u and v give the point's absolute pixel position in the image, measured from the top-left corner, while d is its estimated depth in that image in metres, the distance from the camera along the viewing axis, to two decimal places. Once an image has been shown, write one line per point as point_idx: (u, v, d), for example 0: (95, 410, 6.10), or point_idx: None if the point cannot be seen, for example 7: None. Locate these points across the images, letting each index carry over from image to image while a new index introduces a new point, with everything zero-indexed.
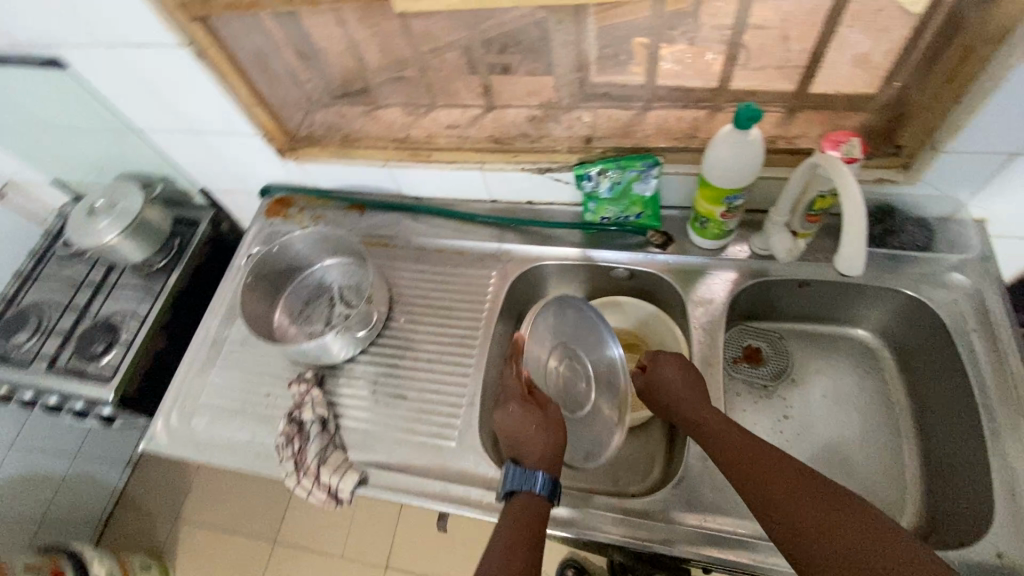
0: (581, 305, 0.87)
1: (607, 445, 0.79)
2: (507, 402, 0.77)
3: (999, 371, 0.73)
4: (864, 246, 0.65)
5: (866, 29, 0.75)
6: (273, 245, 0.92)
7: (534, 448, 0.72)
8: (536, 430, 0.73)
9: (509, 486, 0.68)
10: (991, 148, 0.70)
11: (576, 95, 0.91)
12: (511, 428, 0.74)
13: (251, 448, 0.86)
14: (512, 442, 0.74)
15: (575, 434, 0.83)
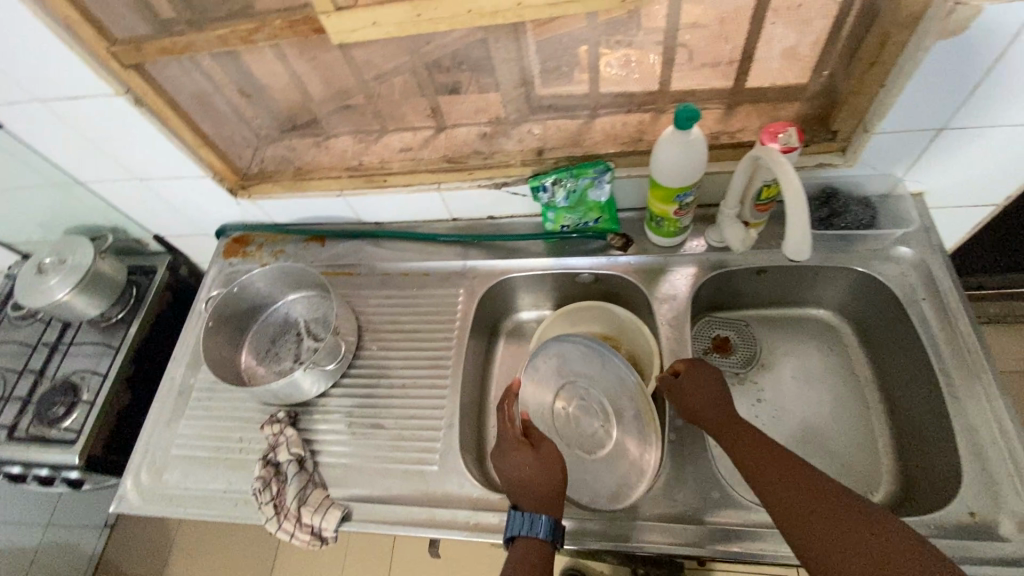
0: (583, 340, 0.90)
1: (641, 476, 0.77)
2: (504, 447, 0.76)
3: (952, 336, 0.76)
4: (807, 229, 0.66)
5: (787, 24, 0.80)
6: (232, 287, 0.90)
7: (531, 490, 0.70)
8: (532, 472, 0.71)
9: (510, 532, 0.67)
10: (918, 126, 0.74)
11: (524, 109, 0.93)
12: (509, 473, 0.73)
13: (228, 497, 0.83)
14: (510, 484, 0.73)
15: (600, 475, 0.80)
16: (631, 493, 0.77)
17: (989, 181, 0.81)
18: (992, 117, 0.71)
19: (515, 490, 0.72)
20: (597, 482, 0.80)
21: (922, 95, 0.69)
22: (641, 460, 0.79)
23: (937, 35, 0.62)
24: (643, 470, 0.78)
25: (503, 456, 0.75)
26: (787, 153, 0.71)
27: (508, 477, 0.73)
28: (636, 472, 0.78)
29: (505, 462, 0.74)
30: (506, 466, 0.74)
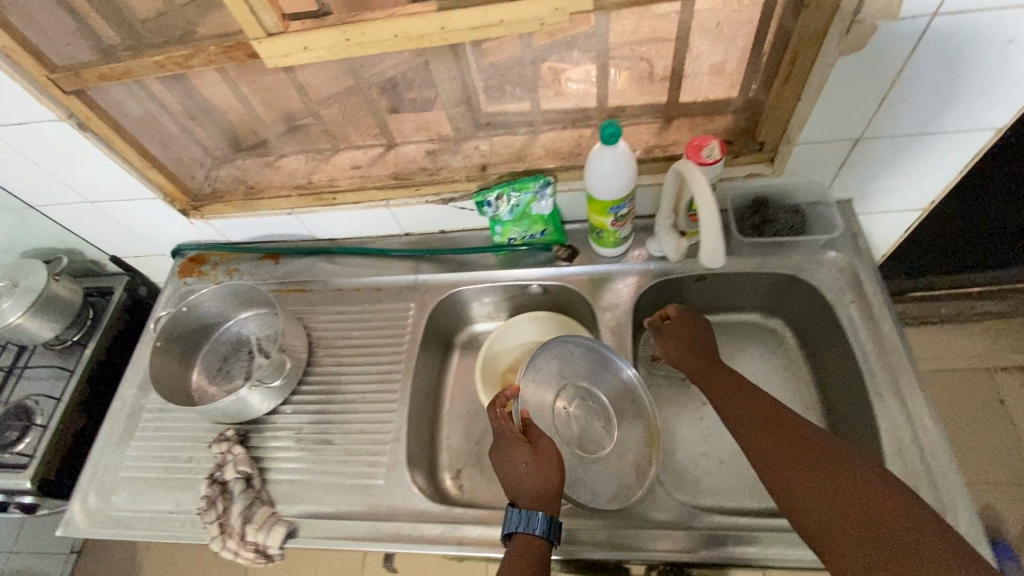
0: (584, 341, 0.87)
1: (643, 478, 0.80)
2: (501, 445, 0.74)
3: (876, 336, 0.79)
4: (721, 239, 0.72)
5: (715, 39, 0.81)
6: (181, 306, 0.90)
7: (529, 488, 0.69)
8: (533, 471, 0.70)
9: (508, 528, 0.66)
10: (836, 136, 0.77)
11: (469, 126, 0.95)
12: (507, 471, 0.72)
13: (175, 517, 0.83)
14: (507, 482, 0.72)
15: (600, 475, 0.79)
16: (632, 495, 0.78)
17: (910, 185, 0.85)
18: (905, 123, 0.74)
19: (513, 488, 0.71)
20: (594, 482, 0.79)
21: (836, 105, 0.72)
22: (642, 461, 0.81)
23: (840, 51, 0.65)
24: (643, 469, 0.81)
25: (501, 454, 0.74)
26: (709, 165, 0.75)
27: (505, 474, 0.72)
28: (636, 473, 0.80)
29: (505, 460, 0.73)
30: (505, 463, 0.73)
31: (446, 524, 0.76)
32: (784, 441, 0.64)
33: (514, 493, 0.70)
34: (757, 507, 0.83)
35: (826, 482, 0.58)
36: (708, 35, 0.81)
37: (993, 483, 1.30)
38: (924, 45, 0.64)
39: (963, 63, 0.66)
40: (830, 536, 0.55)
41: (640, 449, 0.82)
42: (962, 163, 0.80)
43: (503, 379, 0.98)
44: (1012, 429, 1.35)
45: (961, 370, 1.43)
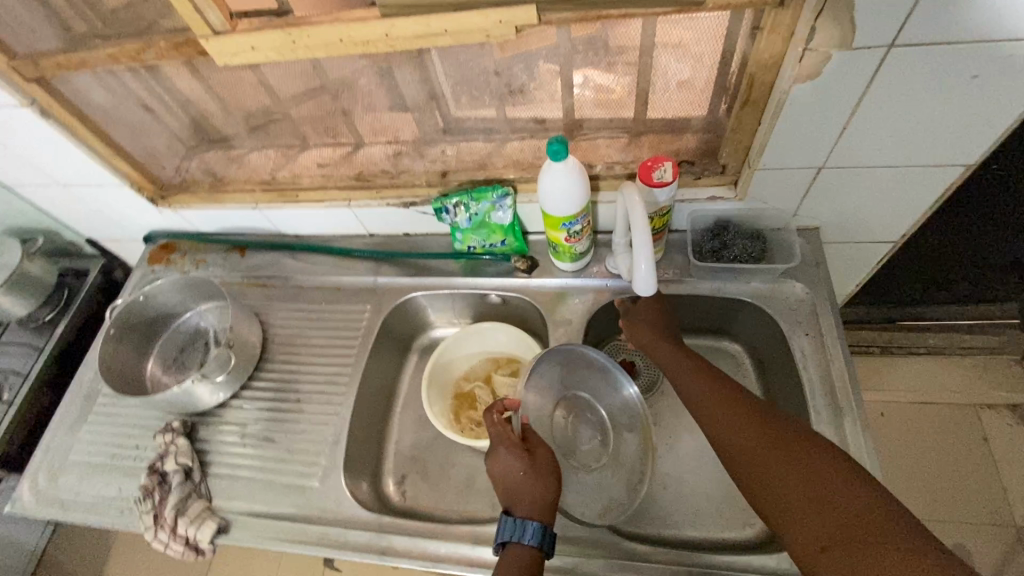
0: (589, 352, 0.84)
1: (635, 494, 0.80)
2: (496, 449, 0.72)
3: (825, 371, 0.78)
4: (651, 264, 0.67)
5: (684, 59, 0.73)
6: (137, 295, 0.91)
7: (526, 495, 0.68)
8: (529, 478, 0.69)
9: (500, 536, 0.65)
10: (796, 164, 0.75)
11: (436, 130, 0.90)
12: (501, 478, 0.70)
13: (116, 504, 0.84)
14: (500, 487, 0.70)
15: (594, 486, 0.79)
16: (620, 510, 0.79)
17: (878, 214, 0.82)
18: (870, 154, 0.71)
19: (506, 494, 0.69)
20: (588, 493, 0.79)
21: (794, 134, 0.70)
22: (636, 476, 0.81)
23: (794, 78, 0.63)
24: (636, 484, 0.81)
25: (496, 459, 0.71)
26: (660, 187, 0.75)
27: (497, 479, 0.71)
28: (628, 489, 0.80)
29: (499, 466, 0.71)
30: (498, 470, 0.71)
31: (373, 532, 0.76)
32: (759, 436, 0.64)
33: (507, 499, 0.68)
34: (694, 536, 0.81)
35: (800, 478, 0.58)
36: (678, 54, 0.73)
37: (968, 525, 1.23)
38: (882, 76, 0.61)
39: (927, 95, 0.63)
40: (799, 531, 0.56)
41: (632, 465, 0.82)
42: (931, 194, 0.77)
43: (455, 388, 0.98)
44: (993, 470, 1.28)
45: (944, 405, 1.36)
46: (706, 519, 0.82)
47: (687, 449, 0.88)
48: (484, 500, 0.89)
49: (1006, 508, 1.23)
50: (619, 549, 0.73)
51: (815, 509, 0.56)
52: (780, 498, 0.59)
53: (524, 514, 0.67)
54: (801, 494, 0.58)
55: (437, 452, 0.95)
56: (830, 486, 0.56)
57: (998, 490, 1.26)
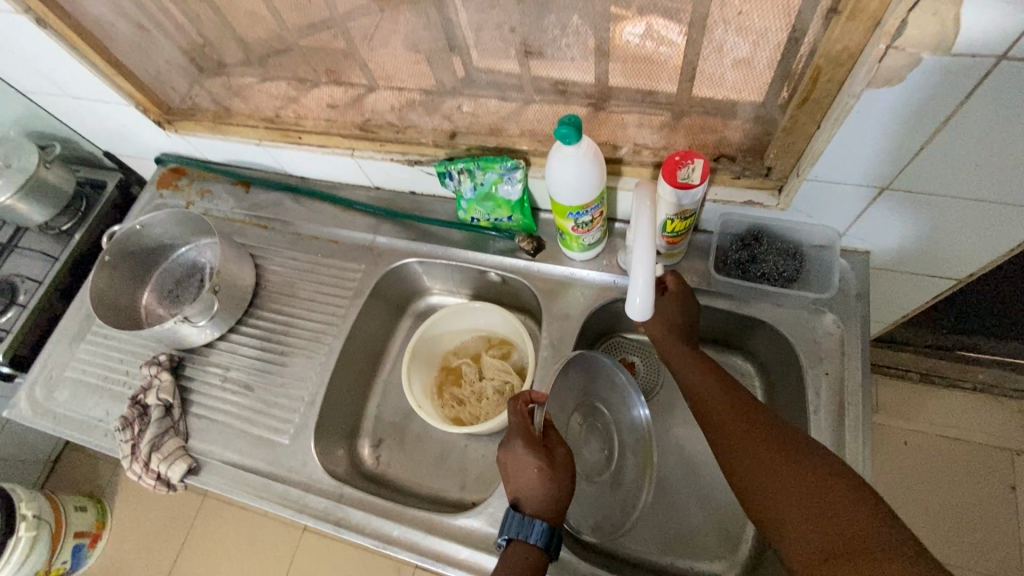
0: (613, 364, 0.79)
1: (626, 517, 0.75)
2: (513, 442, 0.67)
3: (838, 417, 0.69)
4: (646, 278, 0.62)
5: (742, 32, 0.59)
6: (133, 225, 0.90)
7: (537, 495, 0.63)
8: (544, 481, 0.64)
9: (506, 532, 0.62)
10: (855, 179, 0.64)
11: (455, 80, 0.79)
12: (513, 473, 0.66)
13: (101, 427, 0.87)
14: (510, 481, 0.66)
15: (593, 501, 0.75)
16: (610, 531, 0.74)
17: (943, 247, 0.70)
18: (948, 180, 0.59)
19: (516, 490, 0.65)
20: (587, 506, 0.74)
21: (856, 146, 0.59)
22: (631, 500, 0.77)
23: (866, 82, 0.51)
24: (629, 507, 0.76)
25: (510, 453, 0.66)
26: (684, 189, 0.65)
27: (507, 472, 0.66)
28: (621, 511, 0.76)
29: (513, 462, 0.65)
30: (510, 464, 0.66)
31: (331, 501, 0.76)
32: (755, 441, 0.58)
33: (515, 495, 0.65)
34: (662, 561, 0.77)
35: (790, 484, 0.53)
36: (735, 27, 0.59)
37: None
38: (982, 91, 0.49)
39: None
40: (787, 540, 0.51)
41: (631, 486, 0.77)
42: (1017, 237, 0.64)
43: (443, 360, 0.95)
44: (1017, 524, 1.11)
45: (974, 444, 1.18)
46: (672, 544, 0.77)
47: (673, 467, 0.82)
48: (453, 480, 0.86)
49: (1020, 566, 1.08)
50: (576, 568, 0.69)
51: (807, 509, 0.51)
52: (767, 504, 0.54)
53: (534, 512, 0.63)
54: (793, 494, 0.52)
55: (416, 423, 0.92)
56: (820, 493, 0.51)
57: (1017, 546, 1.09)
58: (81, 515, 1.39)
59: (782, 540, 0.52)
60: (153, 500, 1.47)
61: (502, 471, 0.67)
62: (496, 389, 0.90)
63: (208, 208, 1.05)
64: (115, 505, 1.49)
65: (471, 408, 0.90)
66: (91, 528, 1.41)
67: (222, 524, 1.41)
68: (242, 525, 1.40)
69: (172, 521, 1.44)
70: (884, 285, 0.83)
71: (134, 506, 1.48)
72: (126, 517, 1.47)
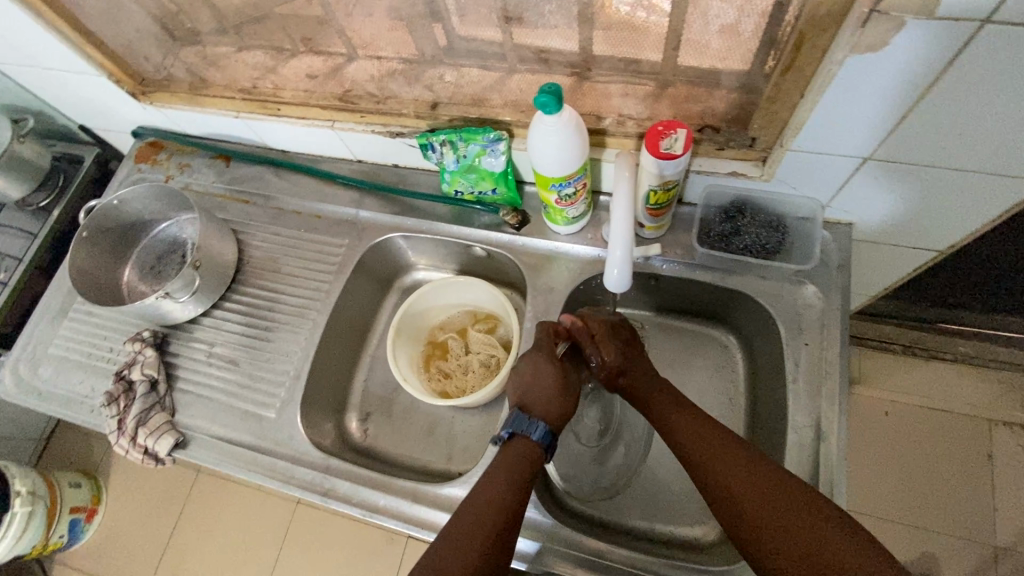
0: None
1: (598, 500, 0.80)
2: (535, 354, 0.72)
3: (815, 387, 0.70)
4: (624, 254, 0.63)
5: None
6: (111, 200, 0.88)
7: (546, 401, 0.68)
8: (555, 392, 0.69)
9: (511, 427, 0.65)
10: (838, 148, 0.63)
11: (437, 48, 0.78)
12: (525, 380, 0.70)
13: (87, 403, 0.88)
14: (520, 387, 0.70)
15: (575, 463, 0.82)
16: (579, 504, 0.79)
17: (925, 217, 0.70)
18: (931, 150, 0.59)
19: (525, 396, 0.69)
20: (570, 463, 0.82)
21: (839, 115, 0.58)
22: (608, 487, 0.80)
23: (850, 47, 0.50)
24: (605, 493, 0.80)
25: (530, 363, 0.71)
26: (667, 159, 0.64)
27: (518, 380, 0.71)
28: (597, 491, 0.80)
29: (531, 369, 0.70)
30: (527, 371, 0.71)
31: (319, 473, 0.77)
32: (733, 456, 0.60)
33: (522, 400, 0.68)
34: (643, 527, 0.77)
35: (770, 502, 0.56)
36: None
37: (941, 537, 1.13)
38: (965, 58, 0.48)
39: (1019, 93, 0.50)
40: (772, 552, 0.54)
41: (615, 473, 0.81)
42: (996, 206, 0.64)
43: (429, 335, 0.96)
44: (987, 489, 1.15)
45: (951, 413, 1.20)
46: (654, 511, 0.78)
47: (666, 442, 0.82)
48: (439, 452, 0.87)
49: (988, 528, 1.12)
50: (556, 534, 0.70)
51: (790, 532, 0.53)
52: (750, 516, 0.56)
53: (540, 416, 0.67)
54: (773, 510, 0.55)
55: (403, 397, 0.92)
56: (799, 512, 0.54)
57: (986, 510, 1.13)
58: (76, 492, 1.40)
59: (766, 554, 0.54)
60: (148, 479, 1.48)
61: (514, 378, 0.72)
62: (481, 362, 0.91)
63: (188, 182, 1.03)
64: (110, 483, 1.49)
65: (457, 381, 0.90)
66: (87, 503, 1.42)
67: (216, 498, 1.43)
68: (235, 498, 1.42)
69: (167, 498, 1.45)
70: (868, 257, 0.83)
71: (128, 484, 1.48)
72: (121, 494, 1.48)
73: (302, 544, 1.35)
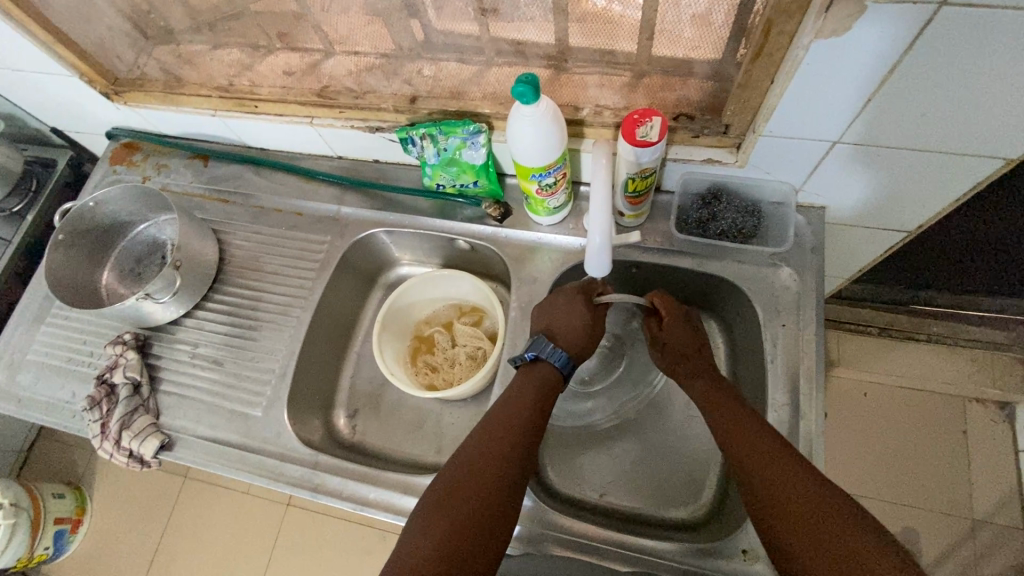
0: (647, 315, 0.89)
1: (570, 471, 0.82)
2: (571, 295, 0.75)
3: (793, 366, 0.72)
4: (602, 236, 0.64)
5: None
6: (86, 201, 0.87)
7: (572, 338, 0.73)
8: (583, 333, 0.73)
9: (538, 353, 0.70)
10: (809, 133, 0.65)
11: (414, 43, 0.78)
12: (556, 311, 0.75)
13: (68, 409, 0.86)
14: (554, 319, 0.74)
15: (566, 412, 0.86)
16: (549, 468, 0.83)
17: (895, 199, 0.72)
18: (896, 130, 0.61)
19: (555, 323, 0.74)
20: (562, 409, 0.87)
21: (808, 100, 0.60)
22: (582, 460, 0.83)
23: (814, 33, 0.52)
24: (578, 462, 0.83)
25: (567, 297, 0.75)
26: (642, 147, 0.65)
27: (552, 311, 0.75)
28: (571, 459, 0.83)
29: (566, 303, 0.75)
30: (562, 305, 0.75)
31: (308, 469, 0.77)
32: (749, 427, 0.63)
33: (549, 329, 0.74)
34: (616, 501, 0.79)
35: (777, 468, 0.58)
36: None
37: (920, 512, 1.17)
38: (927, 39, 0.50)
39: (975, 72, 0.52)
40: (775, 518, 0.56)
41: (595, 448, 0.83)
42: (961, 184, 0.66)
43: (415, 330, 0.96)
44: (961, 464, 1.18)
45: (927, 391, 1.24)
46: (634, 489, 0.80)
47: (672, 427, 0.83)
48: (429, 445, 0.87)
49: (965, 501, 1.16)
50: (545, 520, 0.71)
51: (790, 497, 0.56)
52: (757, 482, 0.59)
53: (562, 346, 0.72)
54: (777, 475, 0.58)
55: (391, 392, 0.93)
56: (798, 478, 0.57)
57: (963, 483, 1.17)
58: (60, 502, 1.38)
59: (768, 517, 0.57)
60: (134, 487, 1.46)
61: (549, 308, 0.75)
62: (468, 354, 0.91)
63: (166, 183, 1.02)
64: (94, 491, 1.47)
65: (444, 374, 0.91)
66: (72, 514, 1.40)
67: (204, 505, 1.41)
68: (224, 503, 1.41)
69: (154, 505, 1.43)
70: (842, 240, 0.85)
71: (113, 492, 1.46)
72: (107, 503, 1.45)
73: (293, 548, 1.34)
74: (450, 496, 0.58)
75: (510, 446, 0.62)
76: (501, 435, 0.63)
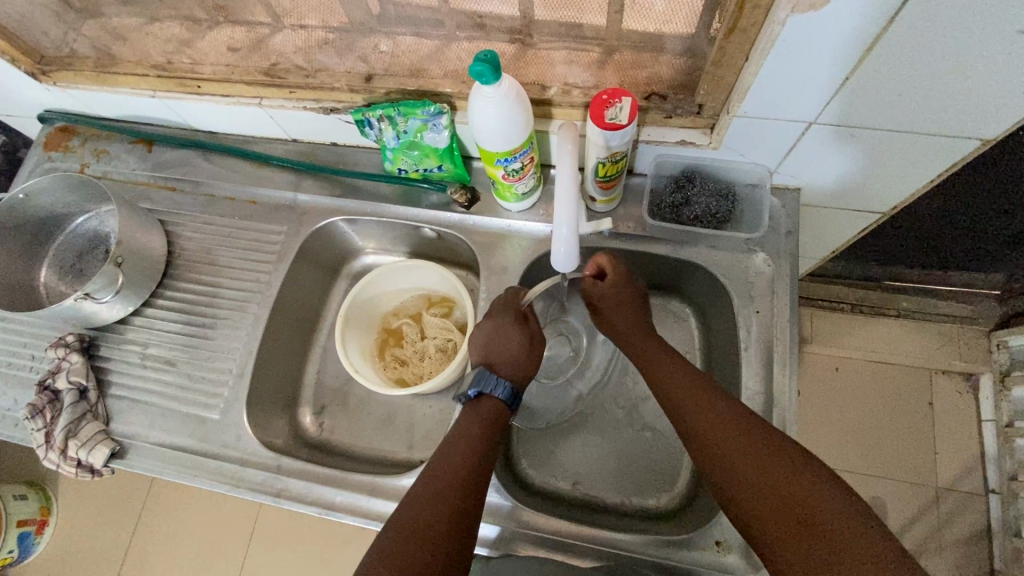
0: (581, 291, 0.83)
1: (549, 466, 0.81)
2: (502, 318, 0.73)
3: (767, 351, 0.71)
4: (568, 234, 0.60)
5: None
6: (16, 193, 0.80)
7: (511, 363, 0.70)
8: (525, 356, 0.71)
9: (479, 388, 0.67)
10: (784, 115, 0.62)
11: (367, 15, 0.70)
12: (493, 340, 0.71)
13: (10, 417, 0.81)
14: (490, 348, 0.71)
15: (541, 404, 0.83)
16: (528, 465, 0.81)
17: (869, 180, 0.70)
18: (873, 110, 0.58)
19: (493, 355, 0.71)
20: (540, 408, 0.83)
21: (783, 80, 0.57)
22: (557, 457, 0.81)
23: (791, 6, 0.48)
24: (554, 459, 0.81)
25: (497, 323, 0.72)
26: (612, 130, 0.62)
27: (484, 339, 0.72)
28: (548, 456, 0.81)
29: (499, 329, 0.72)
30: (492, 332, 0.72)
31: (270, 474, 0.74)
32: (703, 397, 0.61)
33: (488, 360, 0.71)
34: (594, 496, 0.78)
35: (737, 436, 0.56)
36: None
37: (888, 483, 1.19)
38: (906, 14, 0.47)
39: (955, 43, 0.48)
40: (740, 495, 0.54)
41: (573, 445, 0.81)
42: (937, 163, 0.64)
43: (382, 322, 0.92)
44: (927, 435, 1.21)
45: (897, 365, 1.25)
46: (613, 484, 0.78)
47: (648, 416, 0.82)
48: (400, 440, 0.84)
49: (930, 472, 1.19)
50: (515, 517, 0.70)
51: (750, 467, 0.54)
52: (715, 457, 0.57)
53: (505, 377, 0.70)
54: (736, 445, 0.56)
55: (358, 387, 0.89)
56: (755, 447, 0.55)
57: (929, 454, 1.20)
58: (21, 505, 1.32)
59: (734, 496, 0.54)
60: (102, 485, 1.41)
61: (481, 338, 0.72)
62: (438, 347, 0.88)
63: (107, 170, 0.95)
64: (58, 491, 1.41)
65: (413, 368, 0.88)
66: (36, 515, 1.34)
67: (175, 504, 1.37)
68: (196, 499, 1.37)
69: (123, 502, 1.38)
70: (814, 221, 0.84)
71: (80, 490, 1.41)
72: (72, 502, 1.40)
73: (270, 540, 1.32)
74: (434, 457, 0.62)
75: (439, 510, 0.55)
76: (426, 498, 0.56)
